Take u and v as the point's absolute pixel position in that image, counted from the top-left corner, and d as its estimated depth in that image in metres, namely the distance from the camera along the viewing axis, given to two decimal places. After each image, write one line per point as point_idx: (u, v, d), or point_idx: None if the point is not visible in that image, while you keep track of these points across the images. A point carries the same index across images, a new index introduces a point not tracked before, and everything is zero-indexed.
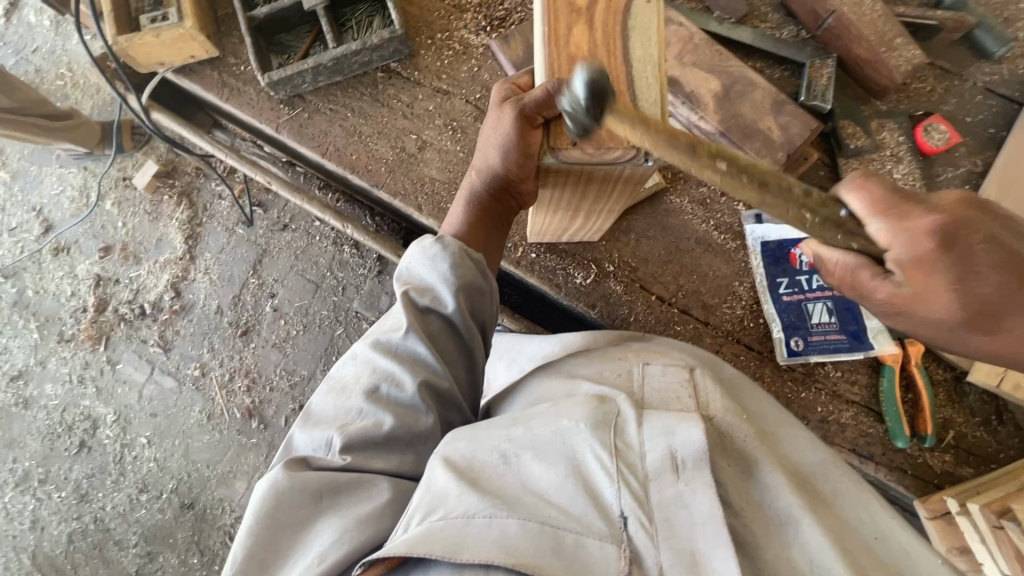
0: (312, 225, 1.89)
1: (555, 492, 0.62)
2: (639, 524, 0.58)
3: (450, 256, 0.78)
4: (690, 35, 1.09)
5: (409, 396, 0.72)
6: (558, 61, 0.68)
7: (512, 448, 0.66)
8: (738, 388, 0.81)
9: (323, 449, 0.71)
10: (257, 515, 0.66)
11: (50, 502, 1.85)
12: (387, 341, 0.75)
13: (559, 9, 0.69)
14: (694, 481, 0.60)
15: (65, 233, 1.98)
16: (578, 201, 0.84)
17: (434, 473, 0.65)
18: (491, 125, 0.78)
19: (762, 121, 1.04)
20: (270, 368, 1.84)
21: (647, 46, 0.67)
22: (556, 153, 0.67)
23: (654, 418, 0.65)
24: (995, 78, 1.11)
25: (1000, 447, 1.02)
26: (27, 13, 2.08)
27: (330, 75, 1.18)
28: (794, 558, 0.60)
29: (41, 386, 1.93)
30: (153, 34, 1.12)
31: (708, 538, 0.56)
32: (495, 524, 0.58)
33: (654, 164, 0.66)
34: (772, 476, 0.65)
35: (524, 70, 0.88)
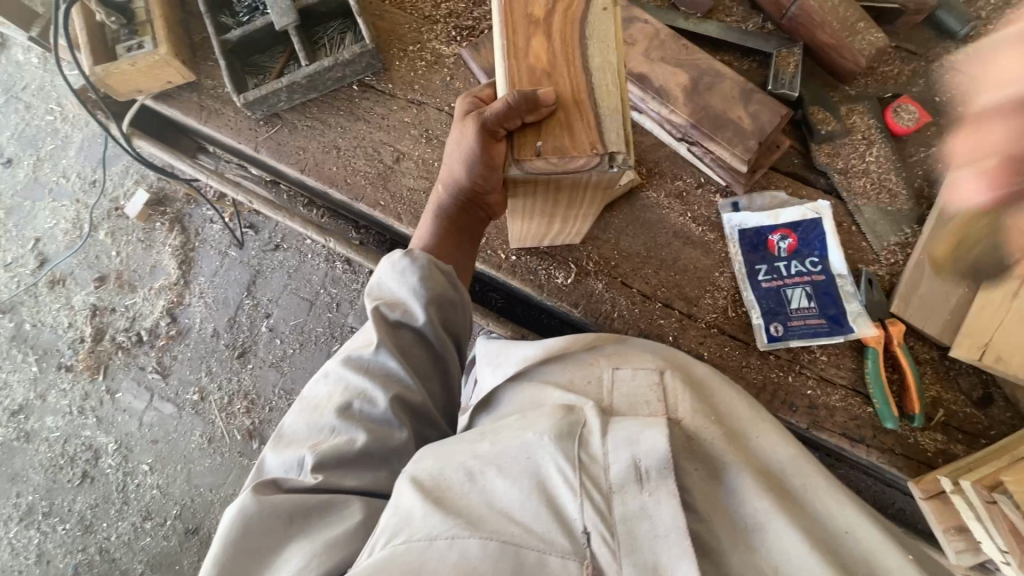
0: (303, 244, 1.90)
1: (519, 509, 0.61)
2: (602, 540, 0.59)
3: (419, 269, 0.78)
4: (655, 31, 1.10)
5: (381, 412, 0.73)
6: (520, 72, 0.67)
7: (477, 465, 0.65)
8: (708, 386, 0.80)
9: (295, 470, 0.71)
10: (224, 541, 0.64)
11: (55, 535, 1.85)
12: (358, 358, 0.76)
13: (515, 21, 0.68)
14: (658, 492, 0.60)
15: (60, 265, 2.00)
16: (550, 209, 0.84)
17: (400, 493, 0.64)
18: (455, 138, 0.78)
19: (731, 112, 1.05)
20: (269, 388, 1.85)
21: (605, 54, 0.67)
22: (521, 164, 0.66)
23: (621, 426, 0.65)
24: (960, 57, 1.13)
25: (991, 423, 1.01)
26: (15, 52, 2.12)
27: (305, 92, 1.19)
28: (759, 560, 0.61)
29: (42, 419, 1.93)
30: (129, 63, 1.14)
31: (671, 550, 0.57)
32: (455, 547, 0.57)
33: (618, 170, 0.66)
34: (738, 478, 0.66)
35: (489, 83, 0.89)
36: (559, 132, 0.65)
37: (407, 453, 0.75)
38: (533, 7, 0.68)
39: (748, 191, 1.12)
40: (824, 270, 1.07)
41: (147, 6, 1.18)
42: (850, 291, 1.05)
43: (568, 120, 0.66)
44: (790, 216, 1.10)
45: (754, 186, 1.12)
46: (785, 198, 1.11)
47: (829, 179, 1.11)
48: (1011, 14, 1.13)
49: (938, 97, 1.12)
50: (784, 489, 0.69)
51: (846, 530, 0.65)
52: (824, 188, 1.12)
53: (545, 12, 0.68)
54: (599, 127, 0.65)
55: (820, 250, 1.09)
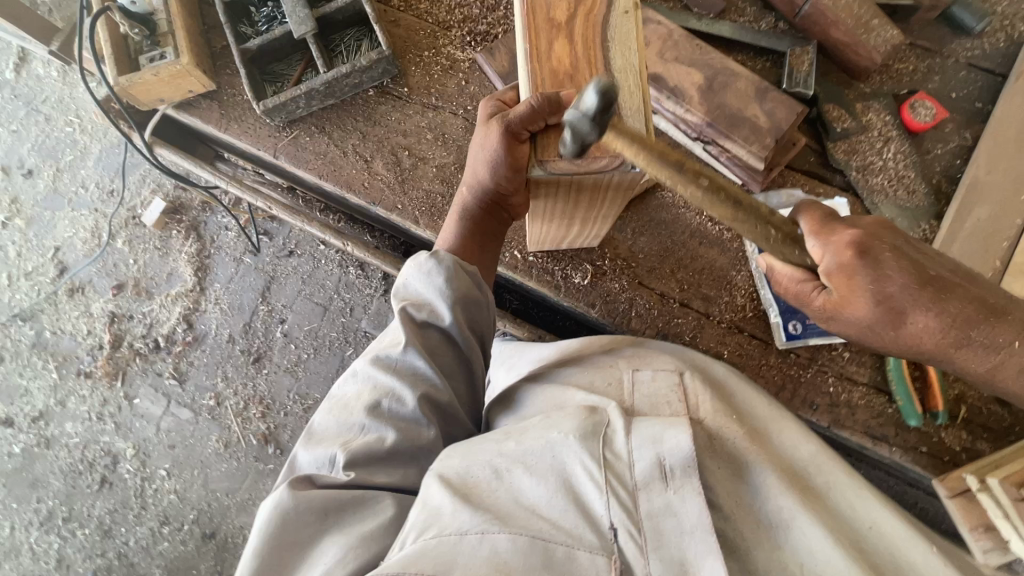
0: (317, 249, 1.92)
1: (546, 505, 0.62)
2: (629, 537, 0.60)
3: (446, 271, 0.79)
4: (669, 32, 1.11)
5: (410, 409, 0.74)
6: (542, 76, 0.69)
7: (504, 463, 0.66)
8: (728, 388, 0.80)
9: (327, 466, 0.72)
10: (261, 535, 0.65)
11: (75, 540, 1.87)
12: (387, 357, 0.77)
13: (538, 24, 0.69)
14: (684, 489, 0.62)
15: (79, 273, 2.04)
16: (572, 210, 0.84)
17: (428, 489, 0.64)
18: (479, 141, 0.79)
19: (747, 110, 1.05)
20: (284, 393, 1.87)
21: (627, 56, 0.67)
22: (544, 165, 0.68)
23: (643, 426, 0.68)
24: (976, 52, 1.12)
25: (1016, 420, 1.00)
26: (35, 65, 2.17)
27: (323, 99, 1.21)
28: (784, 556, 0.62)
29: (62, 425, 1.96)
30: (152, 73, 1.17)
31: (698, 546, 0.59)
32: (486, 540, 0.57)
33: (642, 170, 0.66)
34: (763, 477, 0.66)
35: (511, 86, 0.90)
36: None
37: (435, 451, 0.76)
38: (555, 11, 0.69)
39: (764, 189, 1.12)
40: None
41: (169, 17, 1.20)
42: None
43: None
44: None
45: (770, 184, 1.13)
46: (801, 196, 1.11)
47: (846, 177, 1.11)
48: None
49: (954, 93, 1.12)
50: (807, 486, 0.70)
51: (869, 524, 0.66)
52: (841, 186, 1.12)
53: (567, 15, 0.69)
54: (622, 128, 0.66)
55: None
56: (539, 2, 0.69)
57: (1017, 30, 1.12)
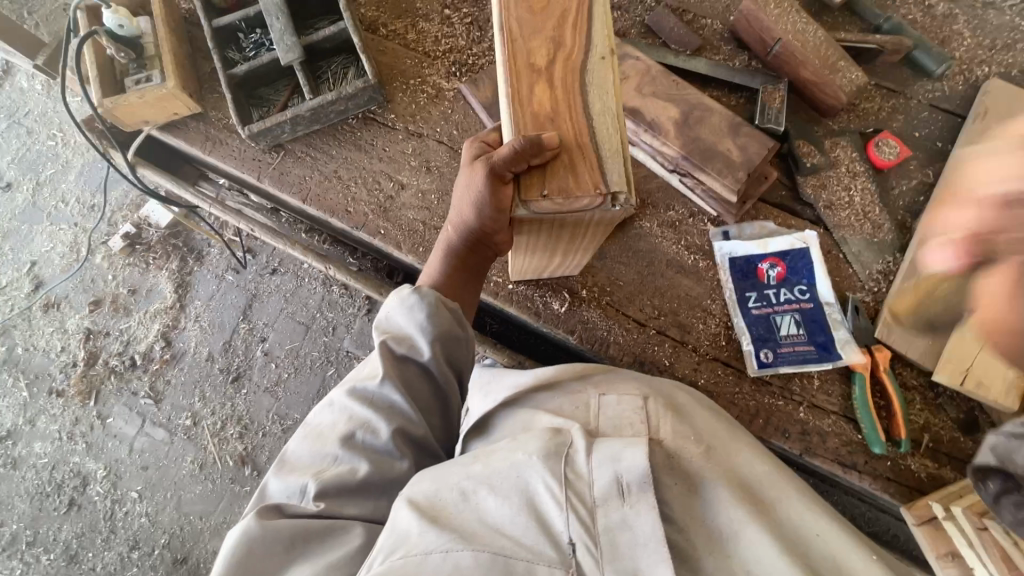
0: (300, 268, 1.92)
1: (509, 524, 0.62)
2: (586, 549, 0.60)
3: (428, 306, 0.80)
4: (646, 68, 1.15)
5: (384, 443, 0.74)
6: (525, 119, 0.70)
7: (470, 485, 0.66)
8: (690, 410, 0.80)
9: (297, 496, 0.71)
10: (226, 565, 0.64)
11: (38, 565, 1.81)
12: (364, 390, 0.77)
13: (519, 70, 0.71)
14: (640, 504, 0.60)
15: (55, 289, 2.00)
16: (553, 244, 0.86)
17: (397, 514, 0.65)
18: (464, 182, 0.80)
19: (720, 143, 1.09)
20: (263, 414, 1.84)
21: (605, 100, 0.71)
22: (528, 205, 0.69)
23: (604, 445, 0.65)
24: (936, 94, 1.19)
25: (979, 449, 1.03)
26: (19, 79, 2.16)
27: (309, 125, 1.23)
28: (732, 566, 0.62)
29: (30, 445, 1.91)
30: (137, 95, 1.18)
31: (650, 557, 0.58)
32: (449, 558, 0.58)
33: (620, 209, 0.69)
34: (715, 490, 0.67)
35: (494, 126, 0.93)
36: (564, 174, 0.68)
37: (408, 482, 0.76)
38: (535, 57, 0.71)
39: (738, 221, 1.16)
40: (813, 299, 1.11)
41: (157, 41, 1.22)
42: (838, 320, 1.08)
43: (572, 163, 0.69)
44: (779, 246, 1.13)
45: (744, 216, 1.16)
46: (773, 228, 1.15)
47: (816, 211, 1.15)
48: (981, 55, 1.20)
49: (917, 132, 1.17)
50: (762, 499, 0.69)
51: (818, 532, 0.66)
52: (811, 219, 1.16)
53: (546, 60, 0.71)
54: (602, 170, 0.68)
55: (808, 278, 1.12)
56: (519, 46, 0.72)
57: (974, 74, 1.19)
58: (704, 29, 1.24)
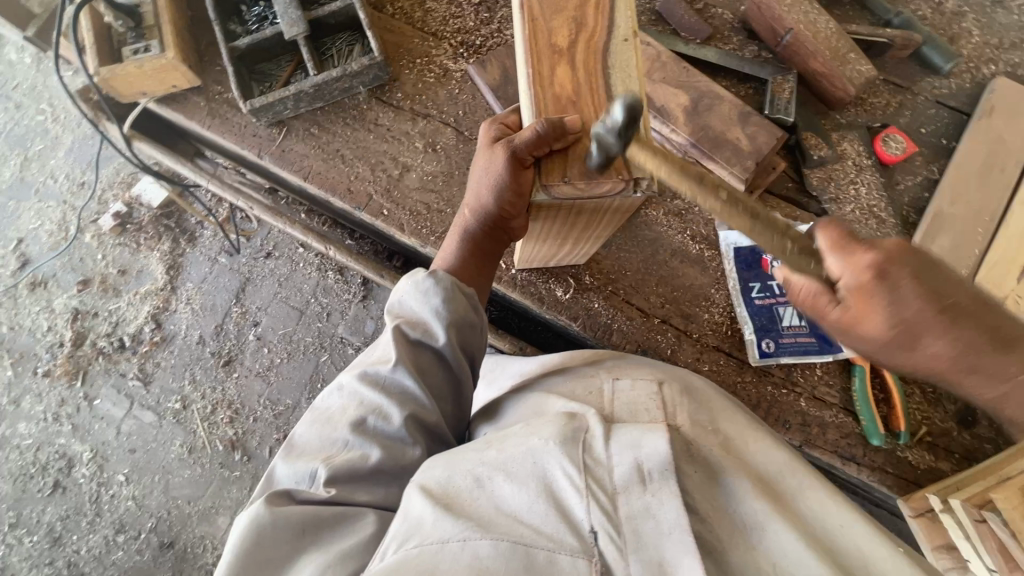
0: (296, 252, 1.89)
1: (526, 511, 0.60)
2: (609, 538, 0.58)
3: (442, 291, 0.79)
4: (657, 54, 1.14)
5: (395, 429, 0.73)
6: (545, 100, 0.69)
7: (485, 471, 0.65)
8: (707, 397, 0.79)
9: (307, 481, 0.70)
10: (236, 551, 0.63)
11: (21, 548, 1.77)
12: (375, 374, 0.75)
13: (539, 50, 0.70)
14: (661, 493, 0.59)
15: (42, 267, 1.96)
16: (569, 230, 0.85)
17: (410, 501, 0.63)
18: (482, 165, 0.79)
19: (729, 132, 1.09)
20: (254, 398, 1.82)
21: (628, 79, 0.68)
22: (548, 188, 0.68)
23: (622, 432, 0.65)
24: (943, 91, 1.19)
25: (977, 443, 1.04)
26: (8, 50, 2.10)
27: (311, 101, 1.21)
28: (758, 559, 0.59)
29: (14, 426, 1.87)
30: (136, 66, 1.15)
31: (675, 547, 0.56)
32: (467, 547, 0.56)
33: (642, 194, 0.68)
34: (735, 481, 0.65)
35: (512, 108, 0.90)
36: (586, 158, 0.67)
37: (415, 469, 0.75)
38: (557, 36, 0.70)
39: (745, 211, 1.15)
40: None
41: (156, 11, 1.19)
42: None
43: None
44: None
45: (751, 206, 1.16)
46: (779, 218, 1.14)
47: (821, 204, 1.15)
48: (988, 54, 1.20)
49: (923, 128, 1.18)
50: (781, 492, 0.68)
51: (842, 526, 0.64)
52: (816, 212, 1.16)
53: (568, 41, 0.70)
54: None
55: None
56: (540, 28, 0.71)
57: (981, 72, 1.19)
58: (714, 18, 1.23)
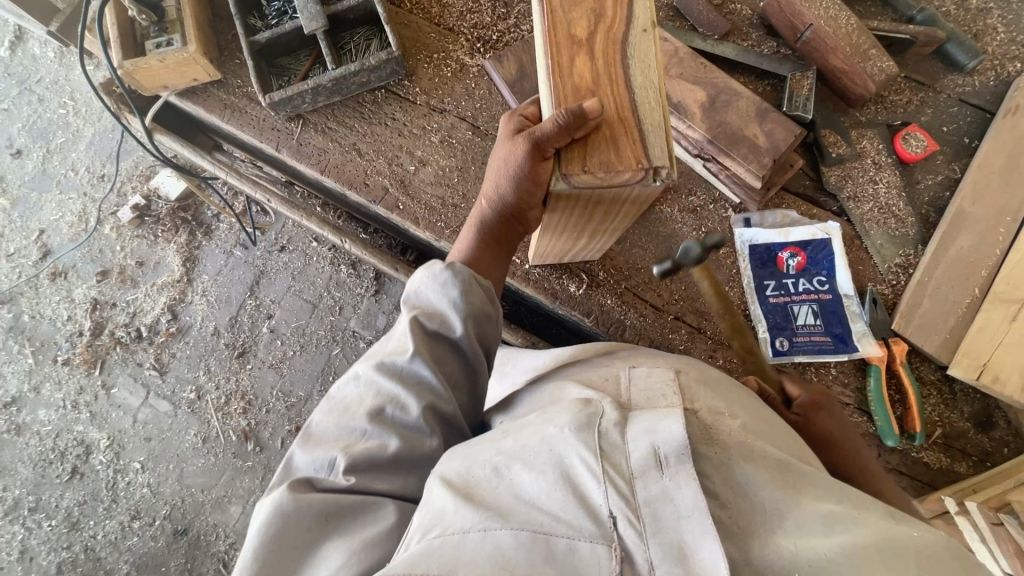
0: (310, 246, 1.91)
1: (546, 499, 0.59)
2: (627, 523, 0.55)
3: (460, 282, 0.80)
4: (675, 50, 1.13)
5: (413, 419, 0.73)
6: (564, 89, 0.69)
7: (504, 460, 0.64)
8: (723, 384, 0.77)
9: (326, 470, 0.71)
10: (260, 538, 0.64)
11: (39, 531, 1.82)
12: (393, 364, 0.76)
13: (558, 40, 0.70)
14: (679, 476, 0.56)
15: (62, 257, 2.00)
16: (586, 223, 0.85)
17: (431, 493, 0.63)
18: (503, 157, 0.79)
19: (748, 129, 1.08)
20: (267, 389, 1.84)
21: (647, 72, 0.69)
22: (568, 178, 0.68)
23: (640, 419, 0.63)
24: (966, 89, 1.17)
25: (995, 446, 1.03)
26: (31, 45, 2.14)
27: (329, 95, 1.21)
28: (780, 542, 0.52)
29: (34, 413, 1.91)
30: (159, 59, 1.16)
31: (695, 528, 0.52)
32: (489, 538, 0.55)
33: (662, 183, 0.67)
34: (753, 468, 0.58)
35: (532, 101, 0.89)
36: (605, 148, 0.67)
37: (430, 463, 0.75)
38: (575, 27, 0.70)
39: (761, 208, 1.14)
40: (832, 290, 1.10)
41: (179, 5, 1.20)
42: (856, 312, 1.08)
43: (614, 137, 0.68)
44: (801, 235, 1.12)
45: (767, 204, 1.15)
46: (796, 217, 1.14)
47: (839, 203, 1.14)
48: (1014, 51, 1.18)
49: (945, 127, 1.16)
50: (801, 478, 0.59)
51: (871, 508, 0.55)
52: (834, 211, 1.15)
53: (587, 33, 0.70)
54: (644, 142, 0.67)
55: (828, 269, 1.11)
56: (559, 18, 0.70)
57: (1006, 70, 1.17)
58: (733, 14, 1.23)
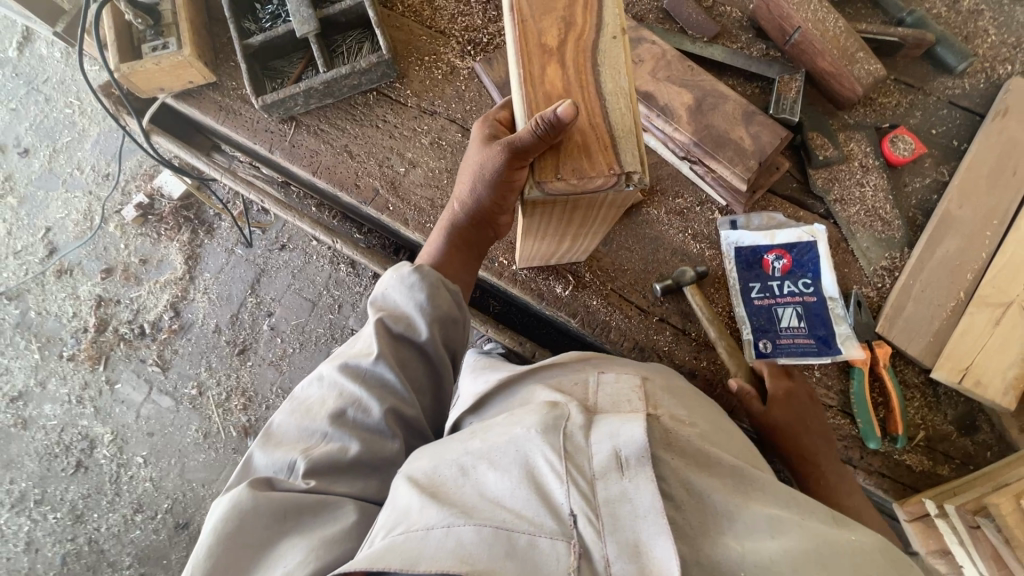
0: (309, 245, 1.94)
1: (509, 497, 0.60)
2: (587, 521, 0.56)
3: (427, 284, 0.82)
4: (662, 52, 1.14)
5: (375, 421, 0.75)
6: (536, 99, 0.70)
7: (470, 460, 0.64)
8: (686, 394, 0.80)
9: (286, 471, 0.73)
10: (217, 534, 0.65)
11: (45, 523, 1.86)
12: (356, 365, 0.78)
13: (529, 50, 0.70)
14: (638, 477, 0.58)
15: (68, 255, 2.03)
16: (563, 226, 0.87)
17: (397, 491, 0.64)
18: (477, 162, 0.80)
19: (733, 132, 1.08)
20: (267, 386, 1.87)
21: (616, 79, 0.70)
22: (542, 185, 0.69)
23: (604, 423, 0.64)
24: (956, 91, 1.17)
25: (978, 449, 1.03)
26: (38, 45, 2.18)
27: (321, 98, 1.23)
28: (727, 544, 0.55)
29: (40, 407, 1.95)
30: (154, 62, 1.18)
31: (650, 528, 0.55)
32: (452, 534, 0.56)
33: (634, 188, 0.69)
34: (708, 476, 0.61)
35: (503, 104, 0.91)
36: (577, 156, 0.69)
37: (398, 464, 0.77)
38: (546, 36, 0.70)
39: (747, 211, 1.14)
40: (817, 292, 1.11)
41: (174, 9, 1.22)
42: (840, 314, 1.08)
43: (585, 144, 0.69)
44: (786, 238, 1.13)
45: (753, 207, 1.16)
46: (783, 219, 1.14)
47: (826, 205, 1.14)
48: (1005, 53, 1.17)
49: (934, 130, 1.16)
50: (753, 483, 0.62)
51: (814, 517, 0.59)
52: (821, 214, 1.15)
53: (558, 41, 0.70)
54: (615, 149, 0.69)
55: (813, 271, 1.12)
56: (530, 27, 0.71)
57: (996, 72, 1.17)
58: (723, 16, 1.23)
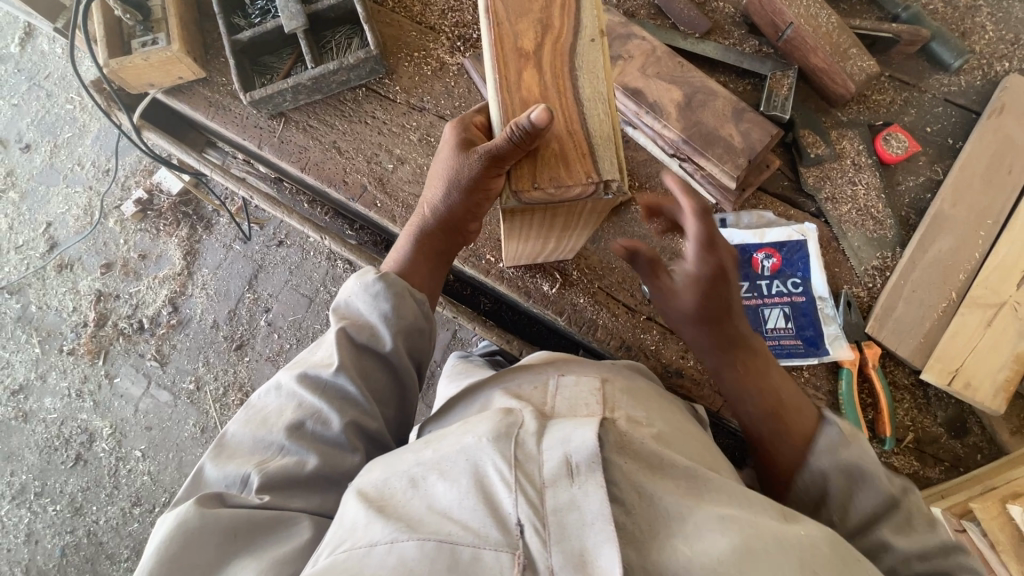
0: (306, 241, 1.94)
1: (457, 508, 0.58)
2: (533, 530, 0.55)
3: (392, 296, 0.83)
4: (652, 48, 1.13)
5: (333, 434, 0.75)
6: (512, 106, 0.69)
7: (420, 471, 0.64)
8: (649, 397, 0.81)
9: (238, 486, 0.71)
10: (160, 554, 0.62)
11: (44, 516, 1.88)
12: (315, 377, 0.78)
13: (505, 55, 0.69)
14: (587, 484, 0.56)
15: (69, 250, 2.05)
16: (547, 231, 0.87)
17: (346, 507, 0.63)
18: (450, 166, 0.80)
19: (723, 129, 1.07)
20: (264, 381, 1.88)
21: (595, 85, 0.69)
22: (518, 195, 0.68)
23: (557, 428, 0.63)
24: (952, 88, 1.15)
25: (968, 452, 1.02)
26: (41, 41, 2.19)
27: (310, 94, 1.23)
28: (675, 547, 0.54)
29: (41, 400, 1.97)
30: (143, 58, 1.18)
31: (597, 535, 0.53)
32: (394, 549, 0.54)
33: (614, 196, 0.69)
34: (659, 483, 0.59)
35: (478, 108, 0.91)
36: (555, 164, 0.68)
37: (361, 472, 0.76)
38: (522, 40, 0.69)
39: (737, 209, 1.14)
40: (806, 292, 1.09)
41: (164, 5, 1.22)
42: (829, 314, 1.07)
43: (563, 151, 0.68)
44: (775, 237, 1.11)
45: (743, 205, 1.14)
46: (772, 218, 1.13)
47: (817, 204, 1.13)
48: (1002, 50, 1.15)
49: (929, 128, 1.14)
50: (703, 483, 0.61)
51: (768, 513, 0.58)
52: (812, 212, 1.14)
53: (534, 45, 0.70)
54: (593, 157, 0.68)
55: (803, 271, 1.10)
56: (506, 31, 0.69)
57: (993, 69, 1.15)
58: (715, 12, 1.22)
